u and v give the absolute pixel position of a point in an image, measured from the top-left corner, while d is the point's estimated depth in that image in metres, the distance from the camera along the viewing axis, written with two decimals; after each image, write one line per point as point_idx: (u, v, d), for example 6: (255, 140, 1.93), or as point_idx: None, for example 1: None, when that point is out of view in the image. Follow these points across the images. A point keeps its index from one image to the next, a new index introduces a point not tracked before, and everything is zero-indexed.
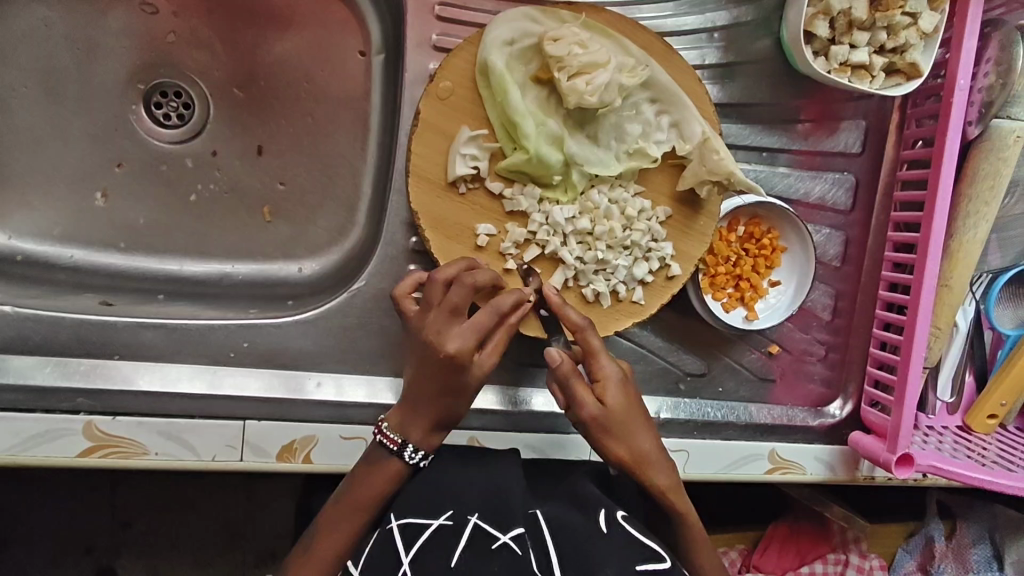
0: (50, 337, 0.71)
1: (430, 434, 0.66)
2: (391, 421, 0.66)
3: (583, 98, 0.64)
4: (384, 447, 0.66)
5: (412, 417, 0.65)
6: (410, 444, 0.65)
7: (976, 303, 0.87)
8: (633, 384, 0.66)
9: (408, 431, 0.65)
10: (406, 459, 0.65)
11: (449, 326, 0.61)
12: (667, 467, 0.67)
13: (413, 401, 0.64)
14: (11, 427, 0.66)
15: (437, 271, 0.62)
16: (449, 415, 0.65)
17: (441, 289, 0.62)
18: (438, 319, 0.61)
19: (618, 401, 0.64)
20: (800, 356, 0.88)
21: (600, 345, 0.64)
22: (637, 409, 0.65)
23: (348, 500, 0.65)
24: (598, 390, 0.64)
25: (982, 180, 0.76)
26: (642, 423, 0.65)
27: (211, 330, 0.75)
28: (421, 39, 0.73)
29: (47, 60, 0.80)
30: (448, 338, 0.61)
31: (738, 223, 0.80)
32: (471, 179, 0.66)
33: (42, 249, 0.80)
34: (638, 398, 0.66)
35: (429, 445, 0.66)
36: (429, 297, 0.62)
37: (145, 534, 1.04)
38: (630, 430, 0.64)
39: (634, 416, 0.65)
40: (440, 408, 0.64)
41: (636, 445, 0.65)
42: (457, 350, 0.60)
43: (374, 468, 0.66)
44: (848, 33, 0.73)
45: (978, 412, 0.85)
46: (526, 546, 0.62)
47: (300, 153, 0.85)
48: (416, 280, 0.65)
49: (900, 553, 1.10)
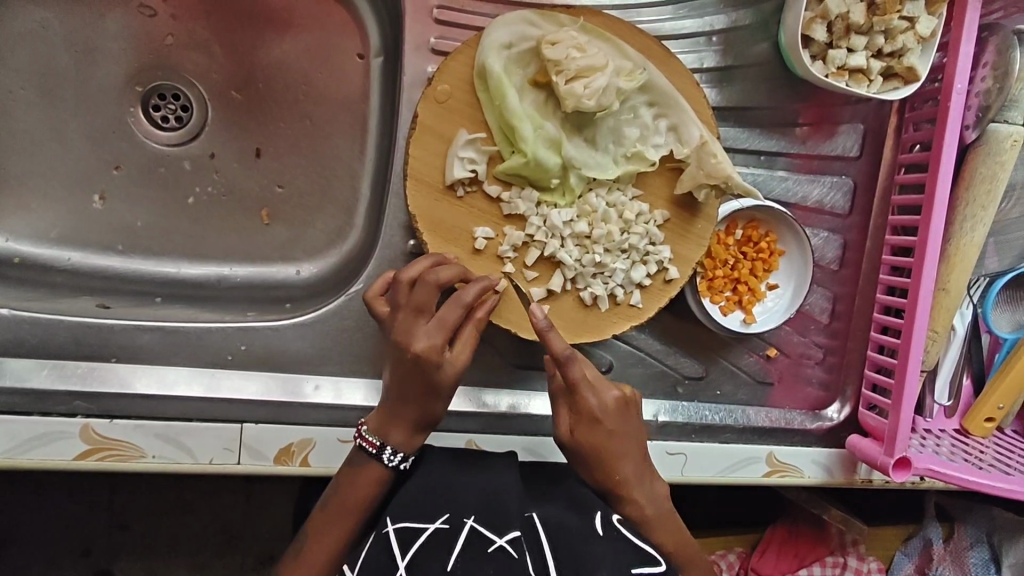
0: (47, 340, 0.71)
1: (410, 436, 0.66)
2: (371, 425, 0.67)
3: (581, 102, 0.64)
4: (365, 450, 0.67)
5: (392, 419, 0.66)
6: (390, 446, 0.66)
7: (974, 305, 0.86)
8: (617, 415, 0.67)
9: (389, 433, 0.66)
10: (386, 462, 0.66)
11: (416, 325, 0.62)
12: (647, 491, 0.68)
13: (391, 403, 0.65)
14: (8, 430, 0.66)
15: (404, 271, 0.62)
16: (427, 416, 0.65)
17: (407, 289, 0.62)
18: (405, 319, 0.62)
19: (593, 435, 0.66)
20: (798, 359, 0.88)
21: (579, 381, 0.65)
22: (617, 438, 0.66)
23: (336, 504, 0.67)
24: (575, 419, 0.66)
25: (980, 184, 0.76)
26: (620, 451, 0.67)
27: (209, 333, 0.75)
28: (420, 41, 0.73)
29: (45, 62, 0.80)
30: (414, 338, 0.62)
31: (736, 227, 0.80)
32: (469, 182, 0.66)
33: (39, 252, 0.80)
34: (622, 427, 0.67)
35: (409, 447, 0.66)
36: (395, 298, 0.62)
37: (142, 537, 1.03)
38: (606, 461, 0.66)
39: (613, 449, 0.66)
40: (417, 409, 0.64)
41: (614, 470, 0.67)
42: (423, 348, 0.61)
43: (359, 471, 0.67)
44: (846, 37, 0.73)
45: (976, 415, 0.85)
46: (523, 549, 0.62)
47: (298, 155, 0.85)
48: (385, 281, 0.66)
49: (899, 556, 1.09)
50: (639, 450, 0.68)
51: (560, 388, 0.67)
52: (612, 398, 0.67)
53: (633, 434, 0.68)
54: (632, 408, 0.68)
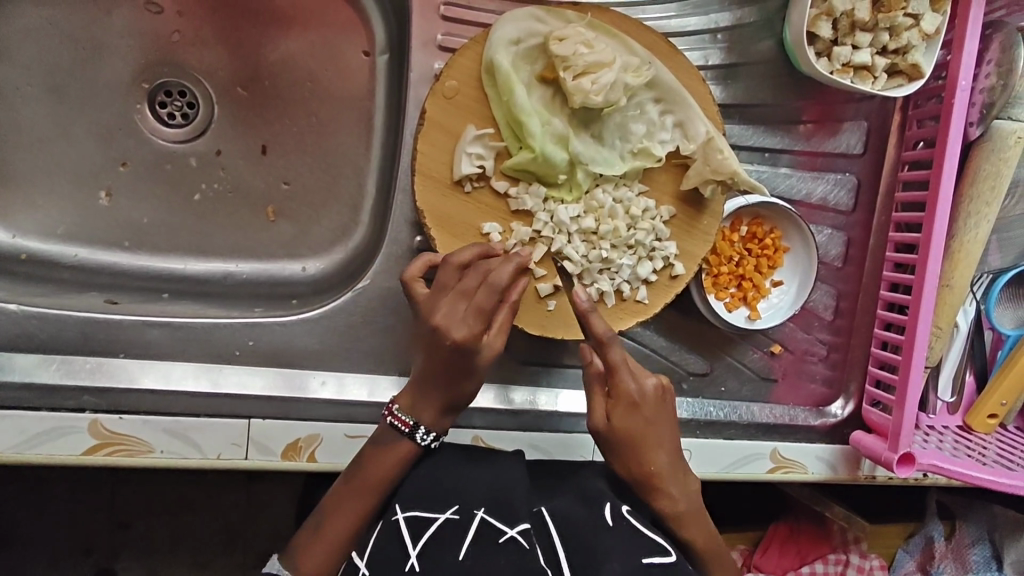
0: (55, 336, 0.71)
1: (438, 417, 0.67)
2: (402, 403, 0.67)
3: (588, 98, 0.64)
4: (396, 429, 0.67)
5: (424, 400, 0.66)
6: (422, 426, 0.67)
7: (977, 302, 0.87)
8: (655, 403, 0.66)
9: (419, 412, 0.66)
10: (418, 440, 0.67)
11: (457, 310, 0.61)
12: (680, 486, 0.67)
13: (422, 383, 0.65)
14: (16, 425, 0.66)
15: (454, 255, 0.63)
16: (457, 397, 0.66)
17: (455, 273, 0.63)
18: (450, 302, 0.61)
19: (630, 420, 0.65)
20: (801, 356, 0.88)
21: (616, 364, 0.64)
22: (653, 428, 0.66)
23: (359, 481, 0.67)
24: (611, 404, 0.65)
25: (983, 180, 0.76)
26: (655, 441, 0.66)
27: (216, 329, 0.75)
28: (427, 38, 0.73)
29: (52, 59, 0.80)
30: (452, 324, 0.61)
31: (740, 223, 0.80)
32: (477, 178, 0.67)
33: (46, 248, 0.80)
34: (658, 416, 0.66)
35: (438, 426, 0.67)
36: (442, 280, 0.63)
37: (147, 534, 1.03)
38: (641, 449, 0.65)
39: (648, 437, 0.65)
40: (448, 390, 0.65)
41: (651, 460, 0.65)
42: (462, 336, 0.61)
43: (388, 448, 0.67)
44: (851, 34, 0.74)
45: (980, 411, 0.86)
46: (533, 541, 0.64)
47: (304, 152, 0.85)
48: (425, 264, 0.65)
49: (899, 553, 1.10)
50: (672, 442, 0.67)
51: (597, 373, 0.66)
52: (650, 386, 0.66)
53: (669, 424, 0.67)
54: (667, 399, 0.67)
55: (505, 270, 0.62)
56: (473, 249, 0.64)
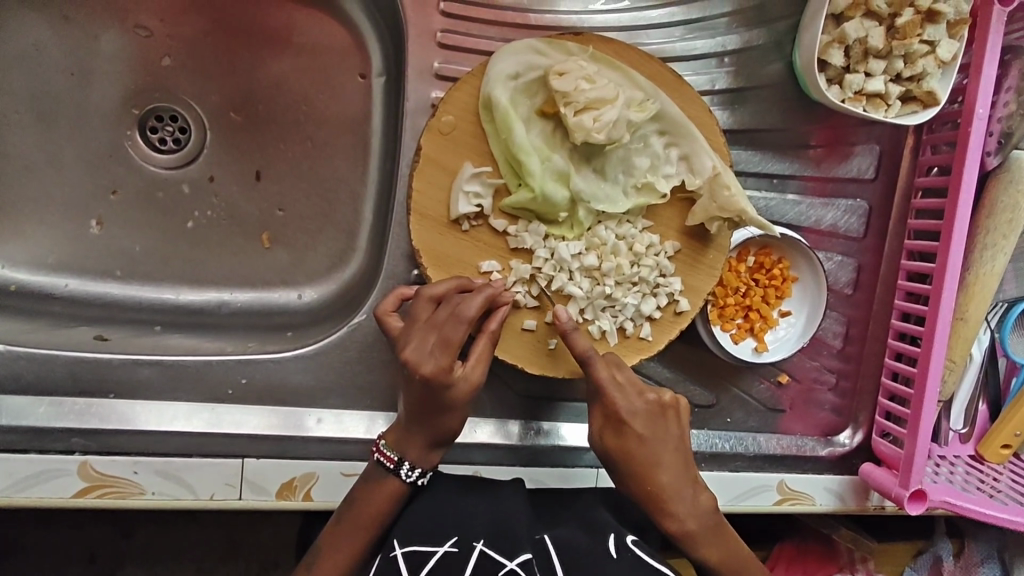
0: (43, 376, 0.69)
1: (425, 452, 0.67)
2: (388, 439, 0.67)
3: (590, 135, 0.61)
4: (383, 465, 0.67)
5: (409, 436, 0.66)
6: (407, 462, 0.66)
7: (992, 330, 0.85)
8: (655, 419, 0.65)
9: (405, 447, 0.66)
10: (403, 477, 0.66)
11: (425, 344, 0.60)
12: (689, 507, 0.65)
13: (408, 420, 0.65)
14: (5, 469, 0.65)
15: (427, 287, 0.62)
16: (442, 432, 0.65)
17: (428, 306, 0.61)
18: (418, 336, 0.60)
19: (622, 441, 0.64)
20: (809, 385, 0.86)
21: (606, 384, 0.63)
22: (648, 452, 0.64)
23: (349, 521, 0.66)
24: (604, 424, 0.64)
25: (1001, 214, 0.73)
26: (655, 467, 0.64)
27: (208, 366, 0.73)
28: (423, 66, 0.71)
29: (39, 85, 0.78)
30: (420, 358, 0.60)
31: (748, 253, 0.78)
32: (474, 217, 0.64)
33: (36, 280, 0.78)
34: (656, 435, 0.64)
35: (425, 462, 0.67)
36: (414, 314, 0.61)
37: (147, 561, 1.03)
38: (639, 470, 0.64)
39: (646, 457, 0.63)
40: (431, 426, 0.65)
41: (652, 478, 0.63)
42: (431, 370, 0.59)
43: (375, 488, 0.67)
44: (864, 61, 0.71)
45: (993, 442, 0.84)
46: (534, 571, 0.61)
47: (299, 178, 0.83)
48: (399, 297, 0.64)
49: (908, 572, 1.07)
50: (678, 460, 0.65)
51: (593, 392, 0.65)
52: (644, 403, 0.65)
53: (672, 446, 0.65)
54: (669, 416, 0.66)
55: (473, 303, 0.60)
56: (452, 284, 0.63)
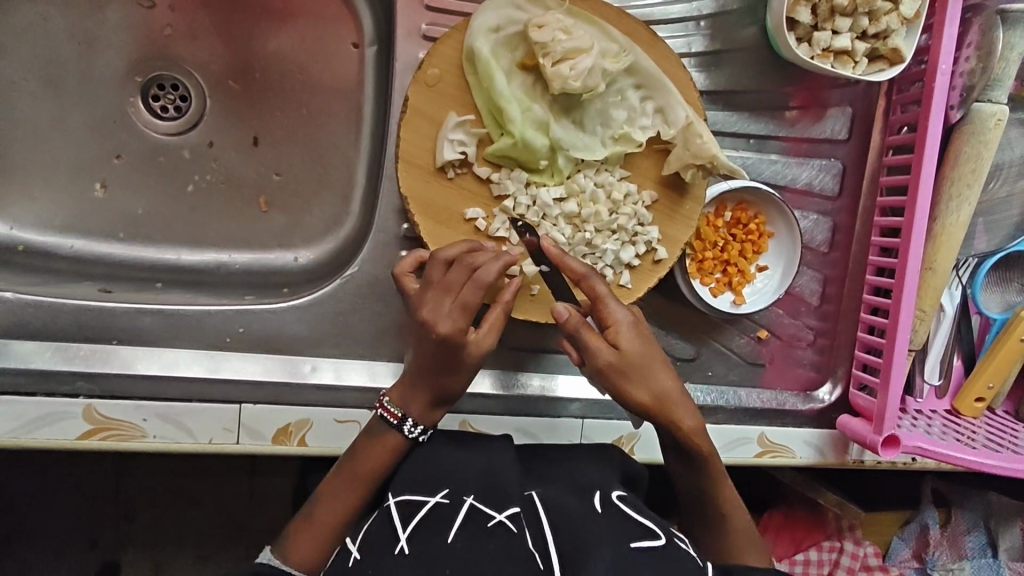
0: (51, 323, 0.72)
1: (429, 410, 0.69)
2: (392, 395, 0.69)
3: (567, 84, 0.65)
4: (386, 421, 0.69)
5: (413, 393, 0.68)
6: (410, 419, 0.69)
7: (963, 286, 0.87)
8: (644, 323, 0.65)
9: (409, 405, 0.68)
10: (406, 433, 0.69)
11: (442, 305, 0.62)
12: (686, 405, 0.65)
13: (413, 376, 0.67)
14: (14, 409, 0.68)
15: (442, 250, 0.64)
16: (447, 391, 0.67)
17: (442, 268, 0.64)
18: (434, 297, 0.63)
19: (633, 340, 0.62)
20: (789, 341, 0.89)
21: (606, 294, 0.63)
22: (651, 351, 0.63)
23: (349, 472, 0.69)
24: (611, 334, 0.62)
25: (964, 163, 0.76)
26: (657, 364, 0.63)
27: (207, 316, 0.76)
28: (411, 28, 0.75)
29: (47, 54, 0.82)
30: (438, 318, 0.62)
31: (725, 209, 0.81)
32: (459, 165, 0.68)
33: (44, 239, 0.82)
34: (649, 333, 0.64)
35: (428, 419, 0.69)
36: (429, 275, 0.64)
37: (149, 523, 1.05)
38: (647, 368, 0.62)
39: (649, 354, 0.63)
40: (437, 385, 0.67)
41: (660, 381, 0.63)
42: (447, 330, 0.62)
43: (376, 442, 0.69)
44: (830, 19, 0.74)
45: (966, 396, 0.87)
46: (522, 525, 0.62)
47: (295, 144, 0.86)
48: (416, 259, 0.67)
49: (894, 541, 1.10)
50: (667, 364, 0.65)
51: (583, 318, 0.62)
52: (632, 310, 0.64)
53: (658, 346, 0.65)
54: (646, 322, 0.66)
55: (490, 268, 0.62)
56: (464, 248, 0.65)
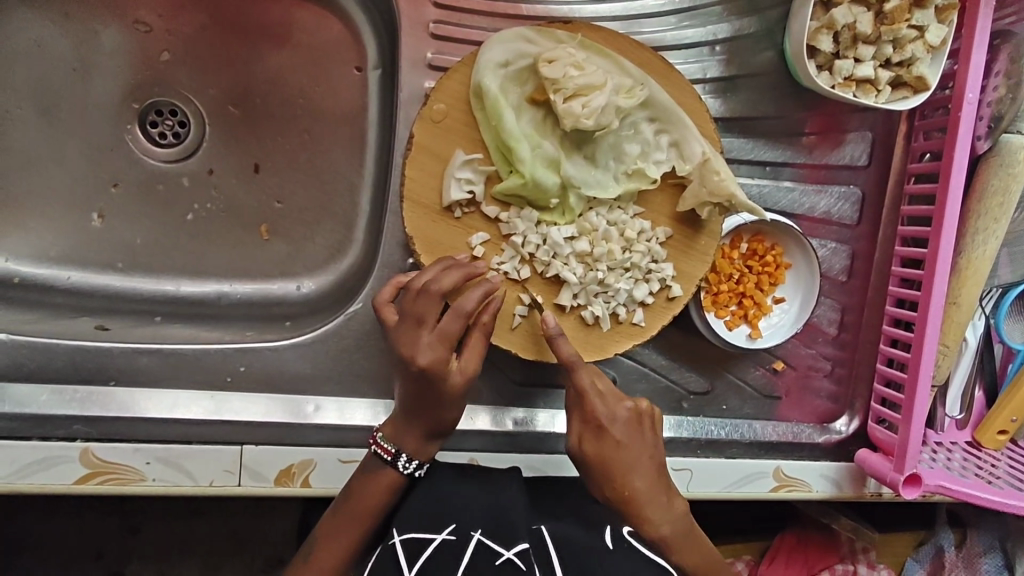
0: (46, 364, 0.71)
1: (422, 444, 0.66)
2: (386, 431, 0.66)
3: (579, 121, 0.63)
4: (380, 457, 0.66)
5: (406, 427, 0.65)
6: (404, 454, 0.66)
7: (987, 316, 0.85)
8: (628, 425, 0.65)
9: (402, 438, 0.66)
10: (401, 469, 0.66)
11: (418, 337, 0.61)
12: (663, 511, 0.65)
13: (405, 410, 0.64)
14: (9, 455, 0.66)
15: (414, 278, 0.61)
16: (442, 423, 0.65)
17: (415, 298, 0.61)
18: (409, 331, 0.61)
19: (601, 447, 0.64)
20: (805, 372, 0.87)
21: (586, 389, 0.64)
22: (625, 455, 0.64)
23: (346, 510, 0.66)
24: (583, 429, 0.65)
25: (992, 197, 0.74)
26: (628, 471, 0.64)
27: (206, 356, 0.74)
28: (416, 57, 0.72)
29: (41, 81, 0.79)
30: (417, 351, 0.61)
31: (740, 240, 0.79)
32: (467, 203, 0.65)
33: (39, 272, 0.80)
34: (630, 441, 0.64)
35: (422, 454, 0.66)
36: (402, 307, 0.62)
37: (148, 554, 1.03)
38: (614, 472, 0.64)
39: (619, 462, 0.64)
40: (428, 418, 0.64)
41: (627, 483, 0.64)
42: (426, 362, 0.60)
43: (370, 478, 0.66)
44: (853, 47, 0.72)
45: (989, 427, 0.84)
46: (530, 562, 0.62)
47: (296, 171, 0.84)
48: (395, 287, 0.64)
49: (909, 562, 1.07)
50: (653, 470, 0.65)
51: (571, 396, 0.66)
52: (623, 411, 0.65)
53: (647, 451, 0.65)
54: (645, 424, 0.66)
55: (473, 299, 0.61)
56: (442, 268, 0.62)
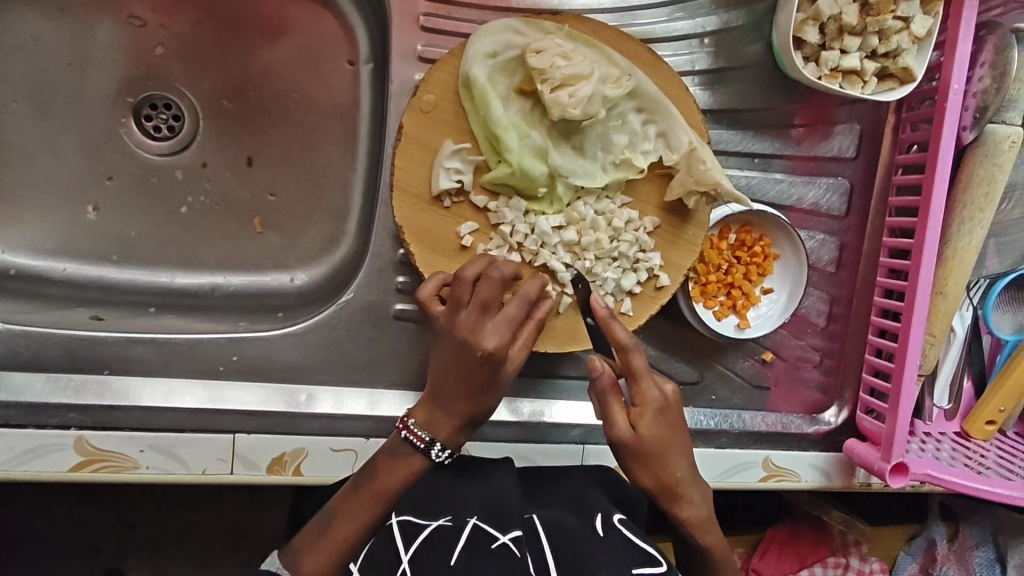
0: (41, 353, 0.71)
1: (456, 430, 0.62)
2: (418, 416, 0.62)
3: (566, 111, 0.63)
4: (411, 445, 0.62)
5: (441, 414, 0.61)
6: (437, 442, 0.62)
7: (974, 307, 0.86)
8: (675, 406, 0.61)
9: (437, 426, 0.61)
10: (433, 457, 0.62)
11: (481, 322, 0.60)
12: (700, 492, 0.63)
13: (444, 394, 0.61)
14: (4, 443, 0.67)
15: (465, 268, 0.61)
16: (482, 409, 0.62)
17: (470, 286, 0.61)
18: (471, 315, 0.60)
19: (657, 426, 0.59)
20: (794, 363, 0.87)
21: (638, 368, 0.60)
22: (672, 437, 0.60)
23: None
24: (635, 413, 0.60)
25: (976, 187, 0.74)
26: (675, 455, 0.60)
27: (199, 344, 0.75)
28: (407, 49, 0.73)
29: (36, 75, 0.80)
30: (482, 335, 0.59)
31: (729, 231, 0.79)
32: (456, 193, 0.66)
33: (35, 264, 0.80)
34: (677, 422, 0.61)
35: (454, 443, 0.62)
36: (457, 295, 0.61)
37: (145, 545, 1.04)
38: (664, 456, 0.60)
39: (669, 445, 0.60)
40: (470, 404, 0.61)
41: (676, 468, 0.60)
42: (494, 344, 0.59)
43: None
44: (839, 38, 0.72)
45: (977, 418, 0.84)
46: (524, 548, 0.62)
47: (290, 164, 0.84)
48: (438, 282, 0.63)
49: (901, 556, 1.08)
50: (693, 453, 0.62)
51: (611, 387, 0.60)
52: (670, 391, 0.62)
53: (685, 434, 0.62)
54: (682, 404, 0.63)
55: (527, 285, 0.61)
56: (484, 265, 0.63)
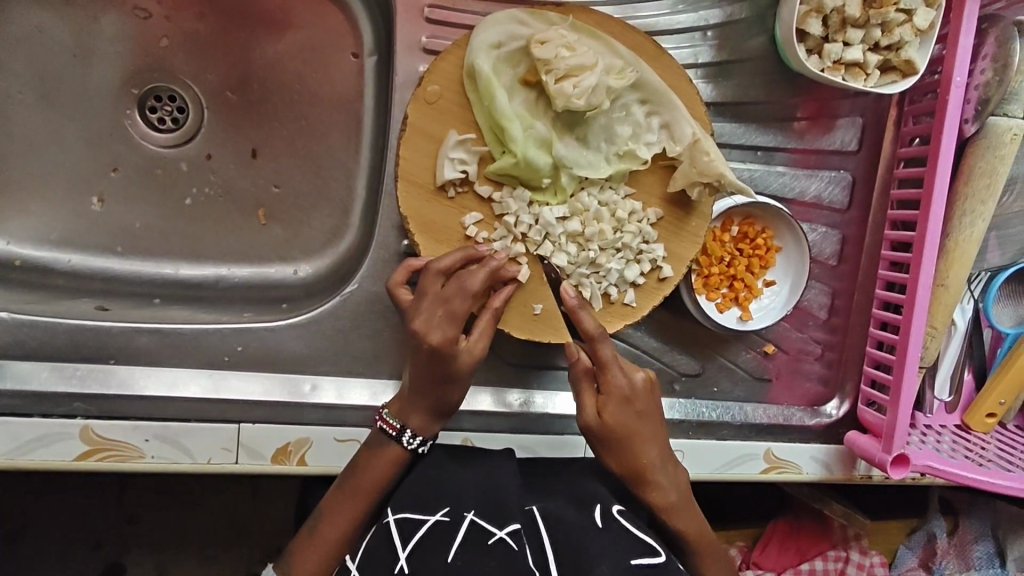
0: (47, 343, 0.72)
1: (427, 421, 0.67)
2: (391, 407, 0.67)
3: (571, 102, 0.64)
4: (385, 433, 0.67)
5: (411, 404, 0.66)
6: (409, 429, 0.67)
7: (975, 300, 0.86)
8: (643, 394, 0.67)
9: (407, 416, 0.66)
10: (404, 445, 0.67)
11: (436, 315, 0.62)
12: (669, 477, 0.68)
13: (412, 388, 0.65)
14: (9, 431, 0.67)
15: (435, 261, 0.63)
16: (446, 400, 0.66)
17: (436, 280, 0.62)
18: (428, 308, 0.62)
19: (621, 414, 0.66)
20: (796, 355, 0.87)
21: (605, 358, 0.66)
22: (639, 423, 0.66)
23: (351, 486, 0.67)
24: (603, 400, 0.66)
25: (978, 178, 0.75)
26: (641, 439, 0.66)
27: (205, 335, 0.75)
28: (412, 41, 0.73)
29: (42, 65, 0.80)
30: (431, 328, 0.61)
31: (731, 224, 0.80)
32: (460, 183, 0.66)
33: (39, 254, 0.81)
34: (647, 409, 0.67)
35: (427, 432, 0.67)
36: (423, 286, 0.62)
37: (148, 537, 1.04)
38: (631, 441, 0.66)
39: (638, 430, 0.66)
40: (434, 397, 0.65)
41: (644, 450, 0.66)
42: (438, 339, 0.61)
43: (377, 454, 0.67)
44: (842, 31, 0.73)
45: (978, 410, 0.85)
46: (522, 541, 0.63)
47: (294, 156, 0.85)
48: (409, 269, 0.64)
49: (901, 550, 1.08)
50: (664, 437, 0.69)
51: (585, 371, 0.67)
52: (639, 379, 0.67)
53: (658, 418, 0.68)
54: (655, 392, 0.69)
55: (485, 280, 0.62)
56: (458, 254, 0.64)
